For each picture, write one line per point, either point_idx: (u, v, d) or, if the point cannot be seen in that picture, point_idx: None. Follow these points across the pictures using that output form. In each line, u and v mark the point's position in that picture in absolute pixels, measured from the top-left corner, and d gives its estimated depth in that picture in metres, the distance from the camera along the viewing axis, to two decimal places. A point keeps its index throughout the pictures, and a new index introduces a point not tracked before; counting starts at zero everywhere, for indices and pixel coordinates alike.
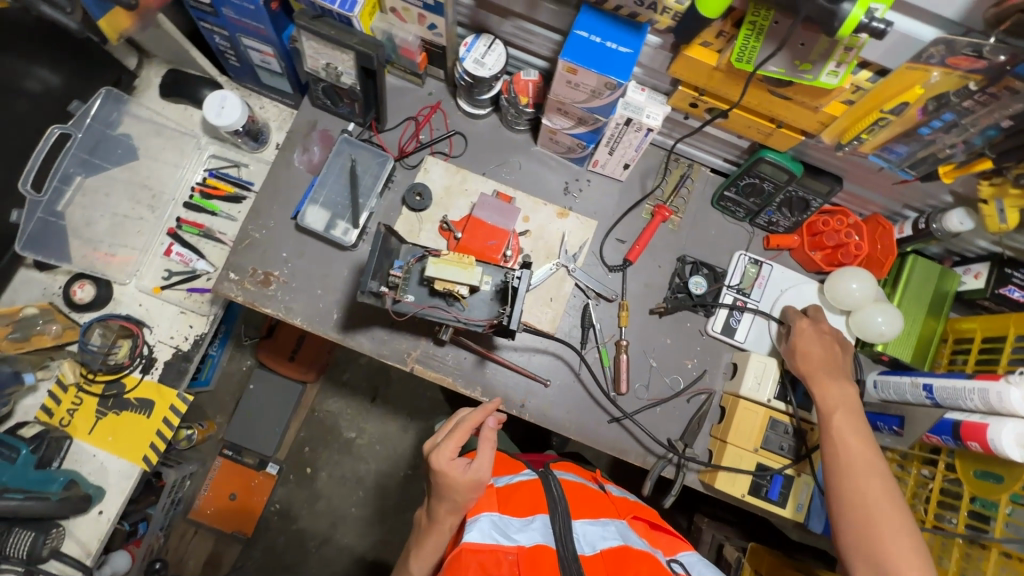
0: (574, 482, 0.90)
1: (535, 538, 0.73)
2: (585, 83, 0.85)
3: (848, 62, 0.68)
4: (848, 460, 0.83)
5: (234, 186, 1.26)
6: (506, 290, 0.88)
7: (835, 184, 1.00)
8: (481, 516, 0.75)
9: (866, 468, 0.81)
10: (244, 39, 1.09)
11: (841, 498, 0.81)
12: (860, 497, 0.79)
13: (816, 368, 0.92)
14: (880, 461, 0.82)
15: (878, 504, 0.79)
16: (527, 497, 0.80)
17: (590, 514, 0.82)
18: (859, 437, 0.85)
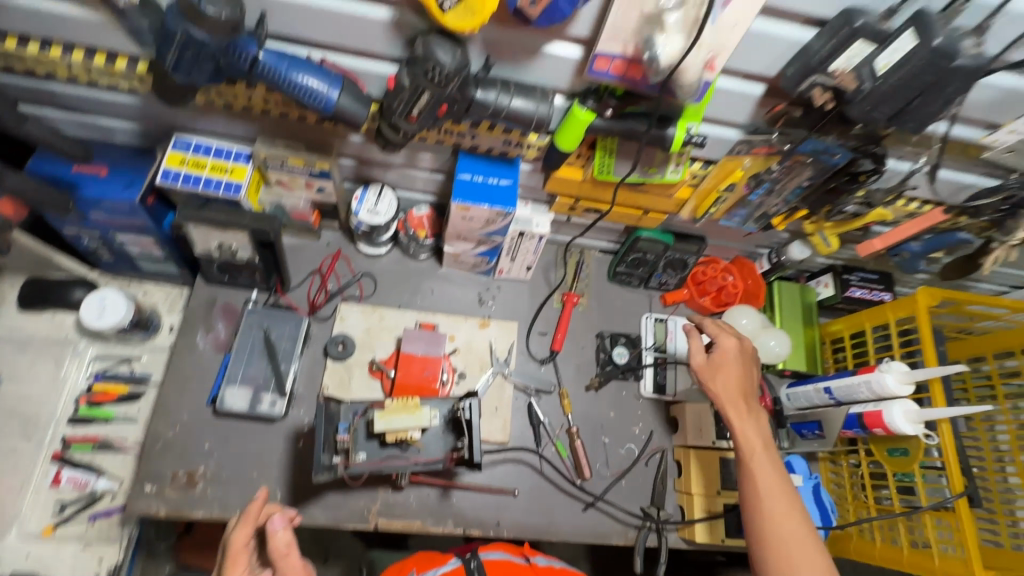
0: (499, 560, 0.83)
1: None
2: (478, 215, 0.93)
3: (684, 162, 0.84)
4: (767, 489, 0.82)
5: (128, 384, 1.15)
6: (457, 419, 0.88)
7: (701, 243, 1.17)
8: None
9: (779, 497, 0.81)
10: (119, 235, 1.05)
11: (757, 526, 0.80)
12: (774, 525, 0.79)
13: (734, 397, 0.90)
14: (794, 491, 0.82)
15: (791, 533, 0.78)
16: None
17: None
18: (775, 467, 0.84)
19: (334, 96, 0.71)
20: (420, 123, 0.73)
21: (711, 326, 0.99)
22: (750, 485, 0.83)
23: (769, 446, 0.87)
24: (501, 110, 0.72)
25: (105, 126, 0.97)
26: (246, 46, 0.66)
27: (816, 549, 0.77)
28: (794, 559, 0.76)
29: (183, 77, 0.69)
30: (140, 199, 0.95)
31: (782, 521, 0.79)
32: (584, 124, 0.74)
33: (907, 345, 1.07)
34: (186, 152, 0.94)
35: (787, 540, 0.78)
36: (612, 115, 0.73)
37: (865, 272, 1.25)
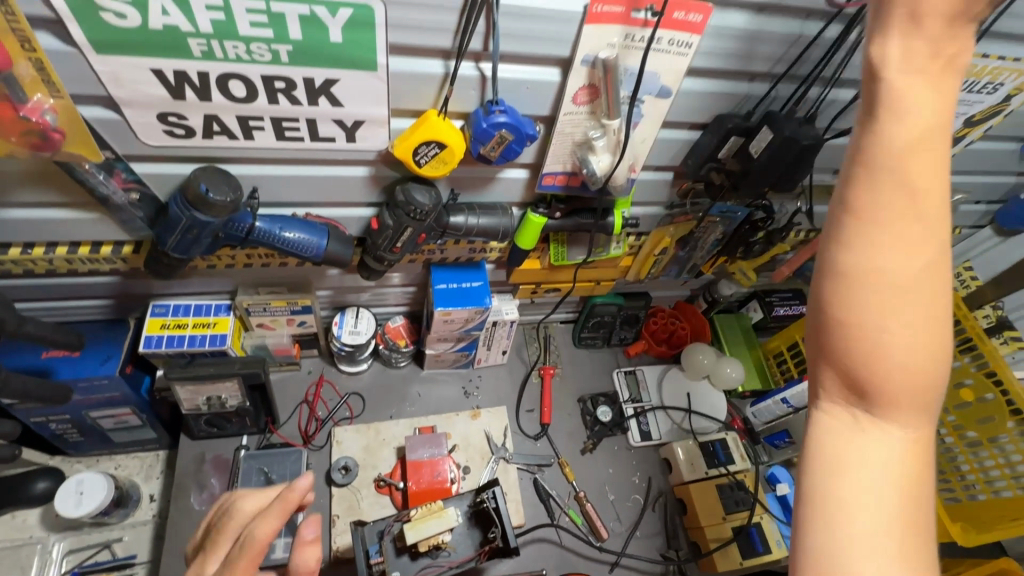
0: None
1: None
2: (458, 316, 1.03)
3: (623, 239, 1.01)
4: (880, 243, 0.40)
5: (111, 571, 1.07)
6: (482, 510, 0.92)
7: (647, 297, 1.33)
8: None
9: (908, 276, 0.40)
10: (93, 412, 1.02)
11: (837, 318, 0.41)
12: (881, 321, 0.40)
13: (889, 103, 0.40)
14: (931, 309, 0.40)
15: (898, 330, 0.40)
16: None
17: None
18: (912, 253, 0.40)
19: (324, 244, 0.80)
20: (403, 251, 0.84)
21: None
22: (855, 238, 0.40)
23: (939, 169, 0.40)
24: (472, 229, 0.85)
25: (74, 307, 0.98)
26: (243, 219, 0.74)
27: (931, 355, 0.40)
28: (906, 360, 0.40)
29: (182, 254, 0.75)
30: (120, 371, 0.96)
31: (893, 314, 0.40)
32: (538, 226, 0.88)
33: None
34: (165, 316, 0.97)
35: (894, 329, 0.40)
36: (562, 215, 0.88)
37: (782, 293, 1.45)
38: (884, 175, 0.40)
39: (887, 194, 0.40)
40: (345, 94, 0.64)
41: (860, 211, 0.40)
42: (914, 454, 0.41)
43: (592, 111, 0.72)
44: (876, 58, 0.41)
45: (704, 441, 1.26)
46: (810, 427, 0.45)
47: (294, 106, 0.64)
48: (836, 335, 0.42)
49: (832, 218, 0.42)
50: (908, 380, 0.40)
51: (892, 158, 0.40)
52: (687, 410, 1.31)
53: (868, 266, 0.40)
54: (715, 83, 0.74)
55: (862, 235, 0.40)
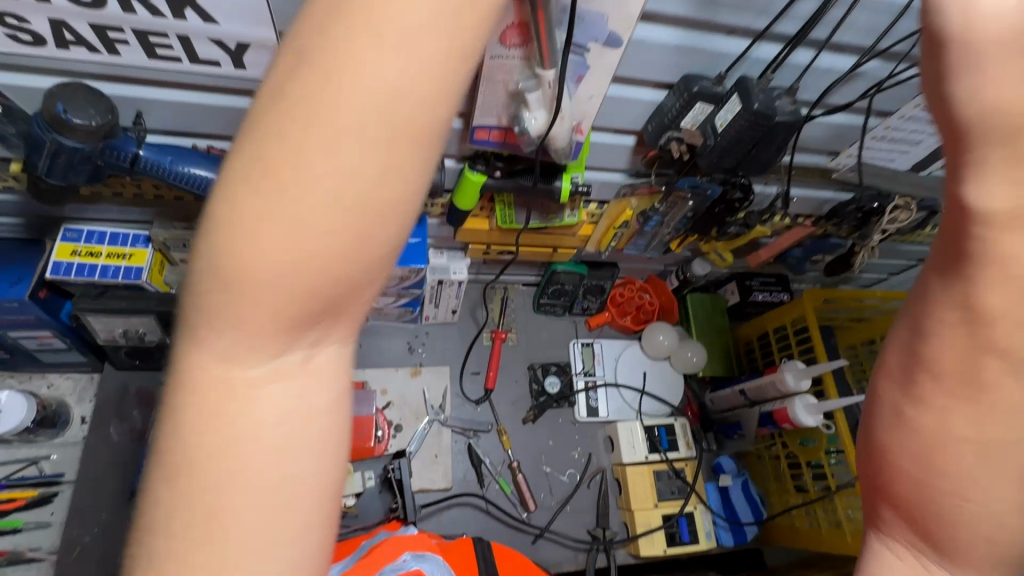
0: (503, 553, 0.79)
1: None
2: (392, 274, 0.95)
3: (578, 206, 0.91)
4: (955, 393, 0.32)
5: (38, 487, 1.07)
6: (390, 478, 0.89)
7: (613, 268, 1.24)
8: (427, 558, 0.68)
9: (982, 429, 0.32)
10: (12, 332, 0.99)
11: (903, 467, 0.34)
12: (963, 487, 0.33)
13: None
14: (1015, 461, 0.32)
15: (977, 491, 0.33)
16: (408, 543, 0.70)
17: None
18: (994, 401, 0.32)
19: None
20: None
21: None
22: (931, 388, 0.33)
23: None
24: None
25: None
26: (124, 145, 0.66)
27: (1019, 529, 0.33)
28: (989, 538, 0.33)
29: (60, 181, 0.67)
30: (31, 294, 0.91)
31: (977, 474, 0.32)
32: (477, 185, 0.79)
33: (802, 343, 1.16)
34: (77, 241, 0.91)
35: (981, 497, 0.33)
36: (501, 175, 0.79)
37: (764, 277, 1.35)
38: (990, 318, 0.31)
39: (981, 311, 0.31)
40: (216, 8, 0.53)
41: (922, 359, 0.34)
42: None
43: (525, 56, 0.61)
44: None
45: (650, 424, 1.21)
46: (864, 554, 0.38)
47: (156, 17, 0.53)
48: (900, 485, 0.35)
49: (935, 313, 0.33)
50: (991, 555, 0.34)
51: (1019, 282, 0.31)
52: (640, 390, 1.26)
53: (937, 429, 0.33)
54: (683, 35, 0.61)
55: (950, 383, 0.33)
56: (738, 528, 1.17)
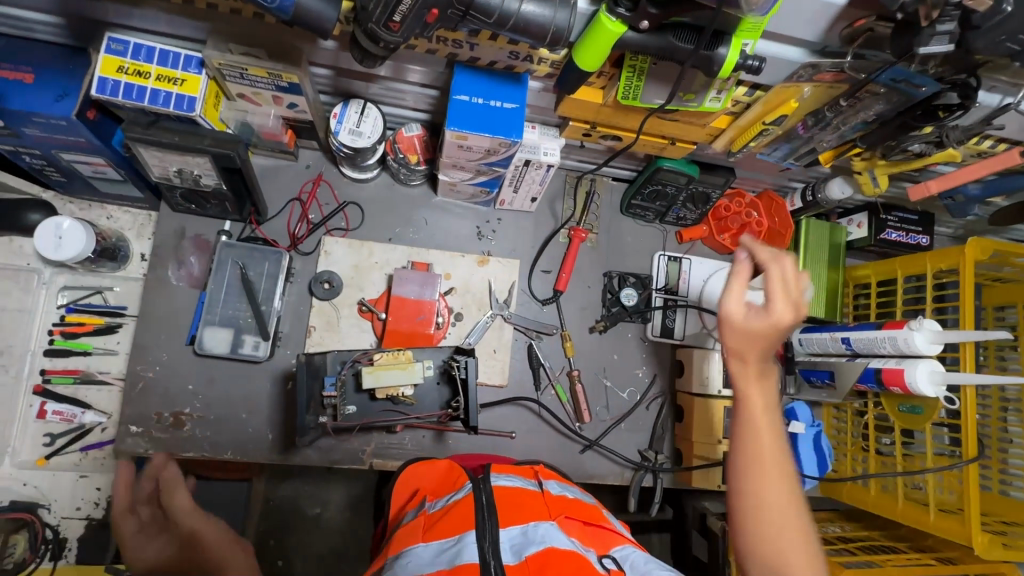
0: (511, 486, 0.78)
1: (456, 562, 0.64)
2: (478, 145, 0.79)
3: (728, 88, 0.69)
4: (749, 488, 0.55)
5: (103, 315, 1.08)
6: (450, 373, 0.82)
7: (729, 175, 1.03)
8: (404, 555, 0.66)
9: (782, 493, 0.54)
10: (64, 154, 0.92)
11: (750, 530, 0.55)
12: (772, 533, 0.54)
13: (752, 355, 0.55)
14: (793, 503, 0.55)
15: (782, 539, 0.54)
16: (403, 535, 0.71)
17: (519, 521, 0.70)
18: (785, 479, 0.55)
19: None
20: (405, 33, 0.58)
21: (777, 280, 0.53)
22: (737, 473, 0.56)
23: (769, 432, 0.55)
24: (508, 19, 0.56)
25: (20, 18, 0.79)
26: None
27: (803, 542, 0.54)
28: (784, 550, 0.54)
29: None
30: (78, 114, 0.81)
31: (772, 509, 0.54)
32: (611, 39, 0.59)
33: (939, 300, 0.98)
34: (123, 56, 0.77)
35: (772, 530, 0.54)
36: (648, 28, 0.58)
37: (905, 212, 1.12)
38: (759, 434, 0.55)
39: (757, 413, 0.56)
40: None
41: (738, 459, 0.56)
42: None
43: None
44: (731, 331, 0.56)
45: (732, 357, 1.08)
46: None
47: None
48: (749, 534, 0.55)
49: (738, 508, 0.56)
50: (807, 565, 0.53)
51: (765, 413, 0.56)
52: None
53: (758, 505, 0.55)
54: None
55: (751, 484, 0.55)
56: (798, 477, 1.10)
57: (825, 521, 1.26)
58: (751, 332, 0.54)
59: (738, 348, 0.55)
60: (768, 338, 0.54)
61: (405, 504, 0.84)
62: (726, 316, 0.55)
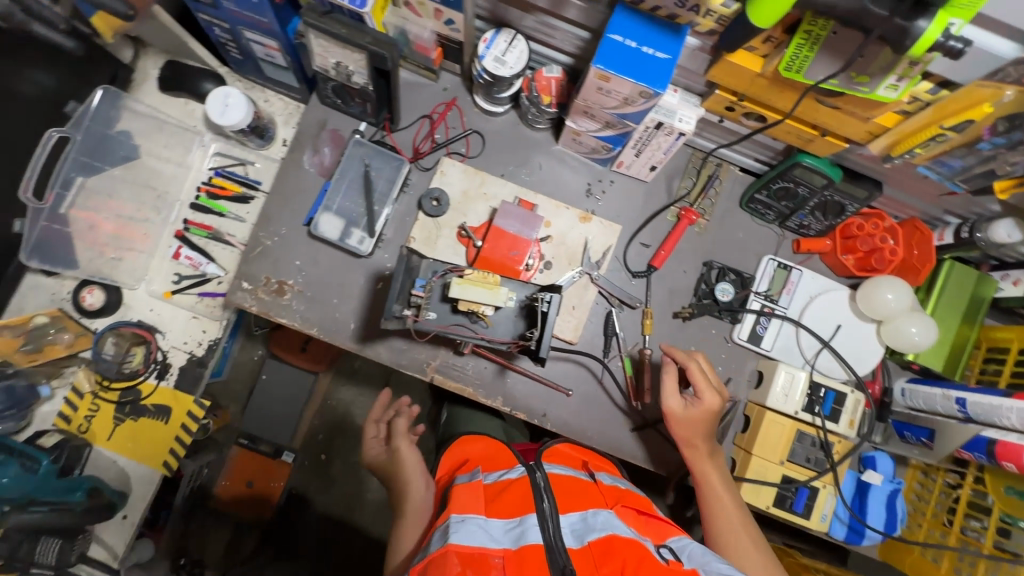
0: (563, 475, 0.82)
1: (521, 540, 0.67)
2: (618, 91, 0.78)
3: (911, 77, 0.62)
4: (721, 520, 0.86)
5: (242, 186, 1.22)
6: (531, 308, 0.84)
7: (875, 189, 0.94)
8: (468, 519, 0.69)
9: (746, 540, 0.84)
10: (246, 32, 1.03)
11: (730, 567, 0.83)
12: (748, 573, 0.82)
13: (699, 440, 0.91)
14: (755, 529, 0.86)
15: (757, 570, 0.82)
16: (465, 501, 0.73)
17: (578, 507, 0.74)
18: (738, 507, 0.88)
19: None
20: None
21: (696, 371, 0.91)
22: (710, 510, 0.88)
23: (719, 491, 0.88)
24: None
25: None
26: None
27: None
28: None
29: None
30: None
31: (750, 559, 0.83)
32: None
33: None
34: None
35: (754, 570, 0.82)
36: None
37: None
38: (716, 484, 0.89)
39: (705, 464, 0.91)
40: None
41: (709, 504, 0.88)
42: None
43: None
44: (673, 407, 0.92)
45: (820, 383, 1.01)
46: None
47: None
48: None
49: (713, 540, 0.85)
50: None
51: (720, 470, 0.91)
52: (824, 342, 1.04)
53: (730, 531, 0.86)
54: None
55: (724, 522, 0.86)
56: (857, 528, 1.01)
57: None
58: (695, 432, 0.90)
59: (681, 420, 0.91)
60: (699, 416, 0.90)
61: (457, 472, 0.88)
62: (672, 409, 0.91)
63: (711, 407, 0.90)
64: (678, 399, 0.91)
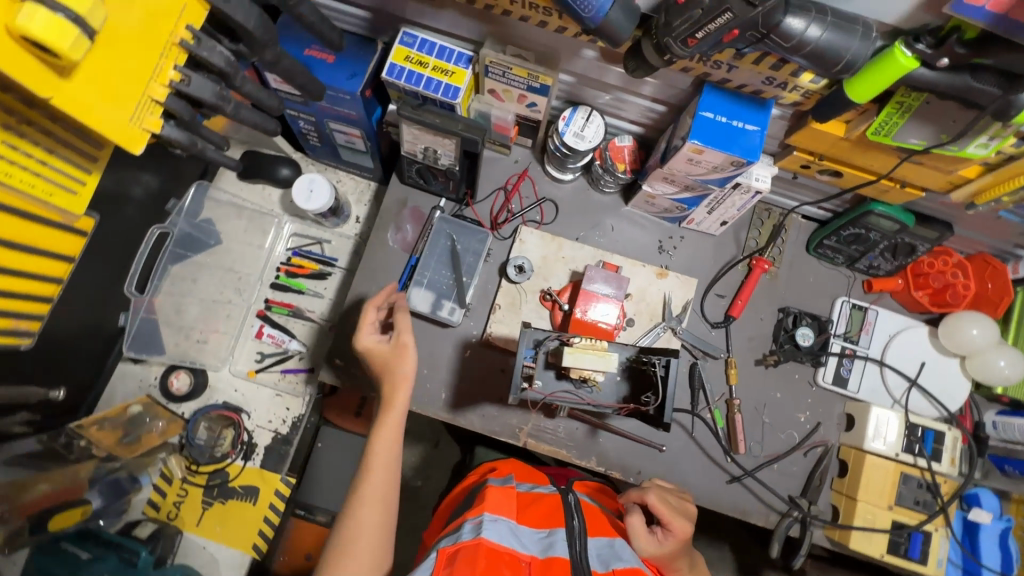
0: (590, 506, 0.84)
1: (549, 550, 0.68)
2: (709, 161, 0.83)
3: (1003, 137, 0.67)
4: None
5: (319, 263, 1.26)
6: (637, 370, 0.86)
7: (947, 230, 0.98)
8: (499, 517, 0.70)
9: None
10: (331, 124, 1.09)
11: None
12: None
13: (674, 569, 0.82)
14: None
15: None
16: (499, 501, 0.73)
17: (604, 533, 0.75)
18: None
19: (607, 9, 0.64)
20: (696, 48, 0.64)
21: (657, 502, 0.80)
22: None
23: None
24: (805, 46, 0.60)
25: (337, 9, 0.95)
26: None
27: None
28: None
29: None
30: (361, 91, 0.95)
31: None
32: (900, 72, 0.60)
33: None
34: (411, 47, 0.92)
35: None
36: (946, 66, 0.59)
37: None
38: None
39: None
40: None
41: None
42: None
43: None
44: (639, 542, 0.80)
45: (915, 422, 1.01)
46: None
47: None
48: None
49: None
50: None
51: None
52: (910, 380, 1.06)
53: None
54: None
55: None
56: (972, 569, 1.00)
57: None
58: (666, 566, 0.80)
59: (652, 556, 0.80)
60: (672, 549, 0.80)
61: (490, 473, 0.93)
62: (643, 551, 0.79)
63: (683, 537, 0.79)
64: (648, 535, 0.79)
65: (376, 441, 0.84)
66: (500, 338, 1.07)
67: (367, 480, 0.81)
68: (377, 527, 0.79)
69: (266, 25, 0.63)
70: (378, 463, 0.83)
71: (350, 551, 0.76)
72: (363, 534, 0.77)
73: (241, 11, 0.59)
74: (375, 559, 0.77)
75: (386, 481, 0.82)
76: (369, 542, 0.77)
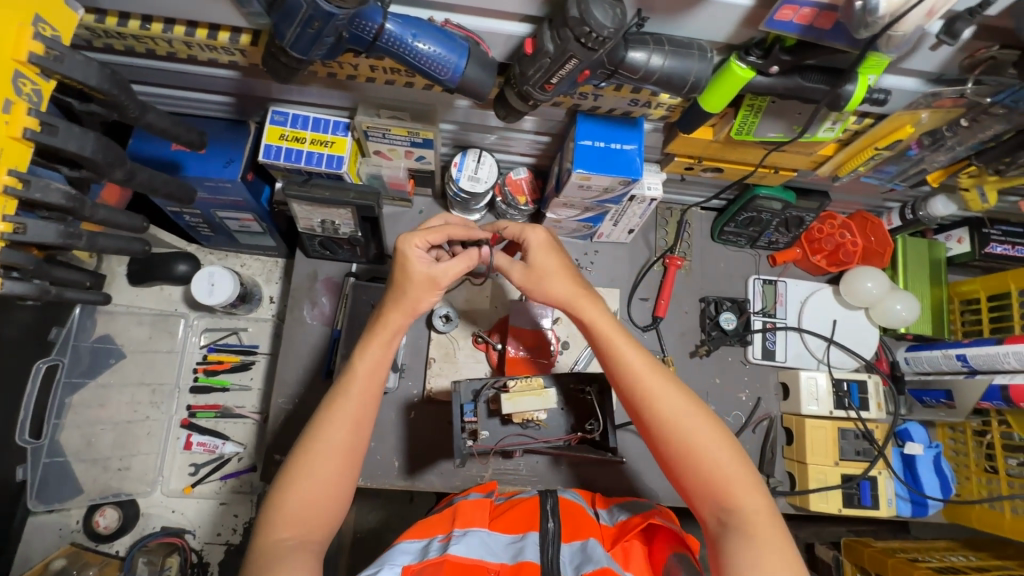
0: (574, 501, 0.77)
1: (519, 555, 0.65)
2: (598, 184, 0.86)
3: (843, 119, 0.73)
4: (663, 403, 0.69)
5: (239, 354, 1.19)
6: (576, 399, 0.87)
7: (824, 198, 1.06)
8: (470, 532, 0.68)
9: (671, 401, 0.69)
10: (219, 213, 1.03)
11: (675, 429, 0.67)
12: (666, 390, 0.70)
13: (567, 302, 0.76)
14: (664, 371, 0.71)
15: (671, 399, 0.69)
16: (470, 513, 0.71)
17: (585, 533, 0.69)
18: (664, 375, 0.71)
19: (462, 66, 0.65)
20: (555, 91, 0.66)
21: None
22: (650, 411, 0.69)
23: (652, 367, 0.71)
24: (652, 75, 0.63)
25: (197, 99, 0.91)
26: (372, 17, 0.60)
27: (697, 410, 0.69)
28: (703, 463, 0.65)
29: (301, 55, 0.63)
30: (241, 176, 0.91)
31: (669, 398, 0.69)
32: (740, 83, 0.65)
33: None
34: (284, 125, 0.89)
35: (677, 394, 0.69)
36: (777, 72, 0.63)
37: (1011, 225, 1.11)
38: (644, 373, 0.71)
39: (630, 368, 0.71)
40: None
41: (653, 385, 0.70)
42: (747, 521, 0.61)
43: None
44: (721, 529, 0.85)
45: (840, 379, 1.09)
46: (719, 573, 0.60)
47: None
48: (669, 416, 0.68)
49: (670, 412, 0.68)
50: (703, 461, 0.65)
51: None
52: (828, 339, 1.14)
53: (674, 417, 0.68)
54: None
55: (667, 392, 0.69)
56: (920, 500, 1.06)
57: (945, 551, 1.20)
58: (552, 288, 0.77)
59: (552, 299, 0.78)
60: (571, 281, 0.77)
61: (472, 490, 0.88)
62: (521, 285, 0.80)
63: (537, 242, 0.78)
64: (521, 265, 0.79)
65: (347, 383, 0.73)
66: (442, 392, 1.05)
67: (323, 430, 0.70)
68: (325, 466, 0.68)
69: (108, 147, 0.59)
70: (340, 418, 0.71)
71: (283, 510, 0.66)
72: (296, 491, 0.67)
73: (74, 141, 0.54)
74: (303, 529, 0.65)
75: (345, 434, 0.70)
76: (303, 502, 0.67)
